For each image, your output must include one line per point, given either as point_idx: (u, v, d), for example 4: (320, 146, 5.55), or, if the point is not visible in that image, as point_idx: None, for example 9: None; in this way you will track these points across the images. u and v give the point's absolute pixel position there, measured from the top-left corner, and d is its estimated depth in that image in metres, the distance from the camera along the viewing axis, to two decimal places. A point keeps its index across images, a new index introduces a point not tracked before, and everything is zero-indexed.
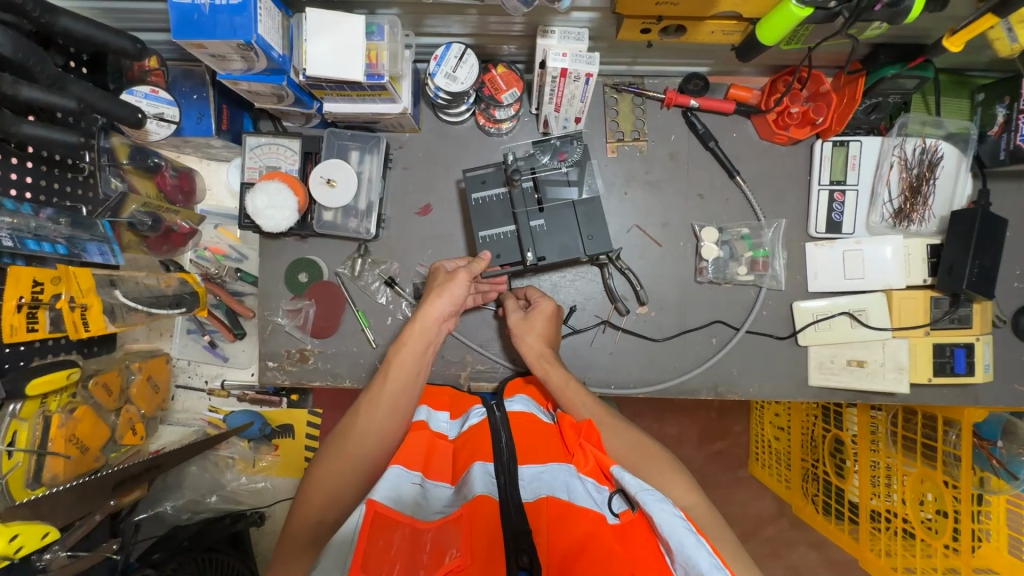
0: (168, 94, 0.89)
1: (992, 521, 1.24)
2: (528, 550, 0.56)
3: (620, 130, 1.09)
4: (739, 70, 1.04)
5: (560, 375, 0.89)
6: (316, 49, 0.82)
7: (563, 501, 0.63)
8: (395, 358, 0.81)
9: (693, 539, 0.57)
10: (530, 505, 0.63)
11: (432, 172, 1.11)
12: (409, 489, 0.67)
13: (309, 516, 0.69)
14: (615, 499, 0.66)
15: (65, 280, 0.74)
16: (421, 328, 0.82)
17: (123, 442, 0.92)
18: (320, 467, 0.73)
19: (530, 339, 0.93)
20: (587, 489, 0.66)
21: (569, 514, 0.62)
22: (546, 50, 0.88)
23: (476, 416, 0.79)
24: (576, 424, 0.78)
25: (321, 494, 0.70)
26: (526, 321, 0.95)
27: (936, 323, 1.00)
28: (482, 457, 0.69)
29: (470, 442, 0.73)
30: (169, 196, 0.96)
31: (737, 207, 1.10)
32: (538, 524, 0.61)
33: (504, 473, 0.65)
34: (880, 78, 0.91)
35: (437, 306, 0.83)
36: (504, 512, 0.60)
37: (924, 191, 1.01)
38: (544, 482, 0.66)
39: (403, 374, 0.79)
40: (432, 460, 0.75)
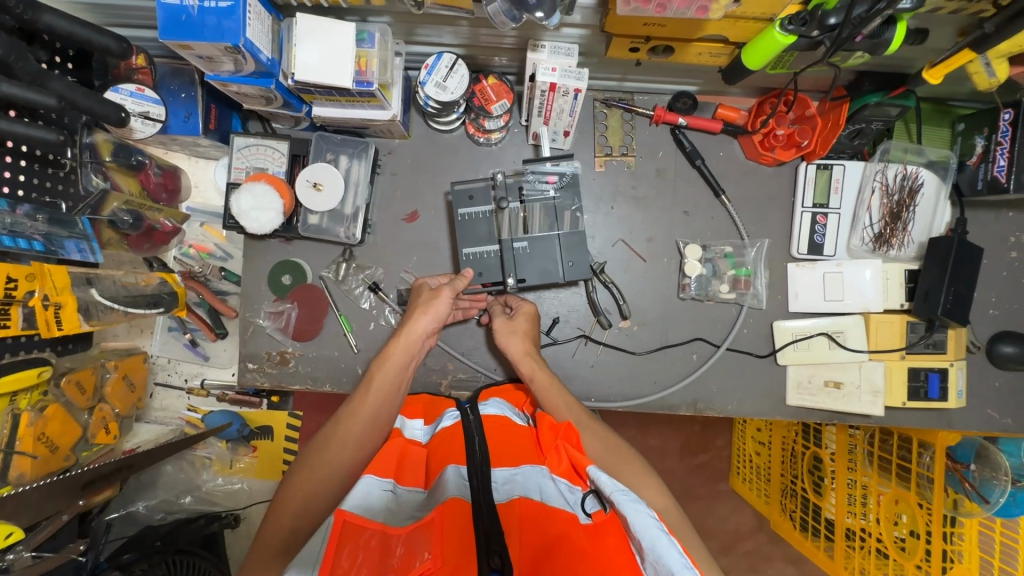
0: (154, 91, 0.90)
1: (964, 542, 1.26)
2: (500, 551, 0.54)
3: (608, 145, 1.10)
4: (727, 91, 1.06)
5: (542, 375, 0.90)
6: (305, 53, 0.82)
7: (536, 503, 0.62)
8: (378, 371, 0.82)
9: (663, 539, 0.56)
10: (502, 505, 0.62)
11: (420, 180, 1.11)
12: (380, 496, 0.66)
13: (282, 525, 0.67)
14: (589, 499, 0.65)
15: (39, 278, 0.73)
16: (403, 343, 0.85)
17: (95, 441, 0.91)
18: (296, 476, 0.72)
19: (513, 342, 0.94)
20: (560, 490, 0.66)
21: (539, 514, 0.61)
22: (536, 64, 0.89)
23: (450, 418, 0.78)
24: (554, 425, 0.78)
25: (295, 503, 0.69)
26: (509, 324, 0.96)
27: (912, 347, 1.02)
28: (455, 459, 0.67)
29: (443, 445, 0.72)
30: (153, 194, 0.96)
31: (722, 225, 1.11)
32: (510, 526, 0.60)
33: (476, 474, 0.64)
34: (863, 105, 0.92)
35: (420, 323, 0.87)
36: (475, 510, 0.58)
37: (904, 216, 1.03)
38: (516, 485, 0.64)
39: (382, 387, 0.80)
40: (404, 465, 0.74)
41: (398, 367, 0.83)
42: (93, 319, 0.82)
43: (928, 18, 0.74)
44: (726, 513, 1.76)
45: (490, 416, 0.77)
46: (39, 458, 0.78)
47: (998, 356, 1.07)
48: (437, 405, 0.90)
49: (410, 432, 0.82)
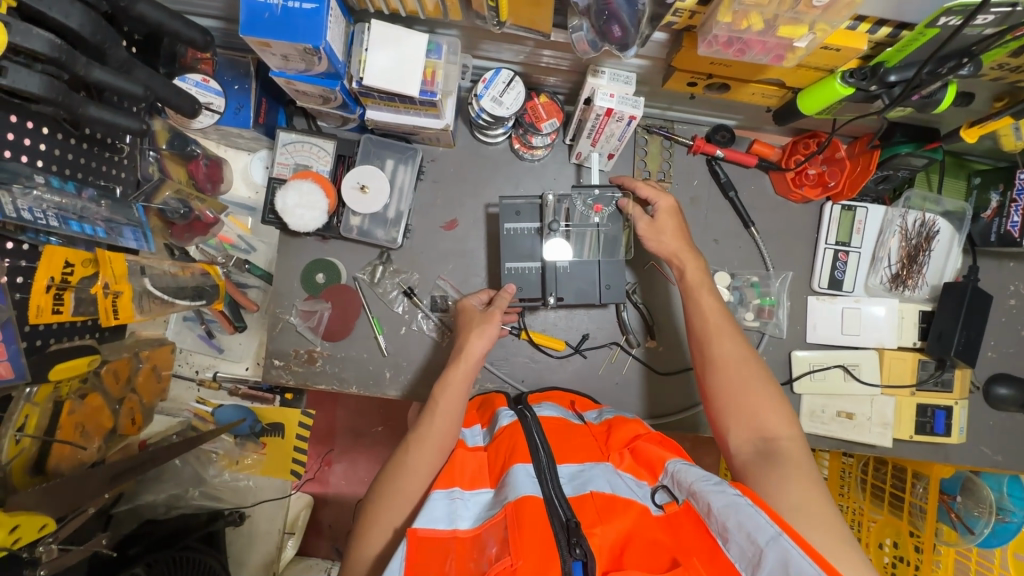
0: (217, 83, 0.94)
1: (942, 569, 1.33)
2: (581, 543, 0.61)
3: (646, 170, 1.14)
4: (763, 127, 1.11)
5: (696, 272, 0.93)
6: (376, 59, 0.83)
7: (607, 495, 0.67)
8: (439, 396, 0.87)
9: (752, 511, 0.62)
10: (575, 500, 0.68)
11: (462, 190, 1.12)
12: (446, 505, 0.70)
13: (367, 548, 0.77)
14: (659, 493, 0.71)
15: (101, 264, 0.72)
16: (463, 367, 0.89)
17: (122, 433, 0.89)
18: (375, 502, 0.80)
19: (666, 237, 0.96)
20: (628, 484, 0.72)
21: (611, 506, 0.66)
22: (595, 89, 0.92)
23: (506, 418, 0.85)
24: (605, 427, 0.86)
25: (377, 528, 0.77)
26: (656, 226, 0.97)
27: (921, 384, 1.08)
28: (520, 459, 0.72)
29: (506, 446, 0.77)
30: (199, 184, 0.95)
31: (749, 255, 1.15)
32: (587, 517, 0.65)
33: (546, 474, 0.71)
34: (894, 154, 0.96)
35: (475, 347, 0.91)
36: (550, 508, 0.65)
37: (920, 260, 1.10)
38: (585, 480, 0.71)
39: (446, 411, 0.84)
40: (463, 470, 0.77)
41: (457, 391, 0.86)
42: (143, 308, 0.81)
43: (971, 82, 0.80)
44: None
45: (547, 417, 0.87)
46: (76, 448, 0.77)
47: (994, 397, 1.15)
48: (488, 407, 0.95)
49: (469, 436, 0.86)
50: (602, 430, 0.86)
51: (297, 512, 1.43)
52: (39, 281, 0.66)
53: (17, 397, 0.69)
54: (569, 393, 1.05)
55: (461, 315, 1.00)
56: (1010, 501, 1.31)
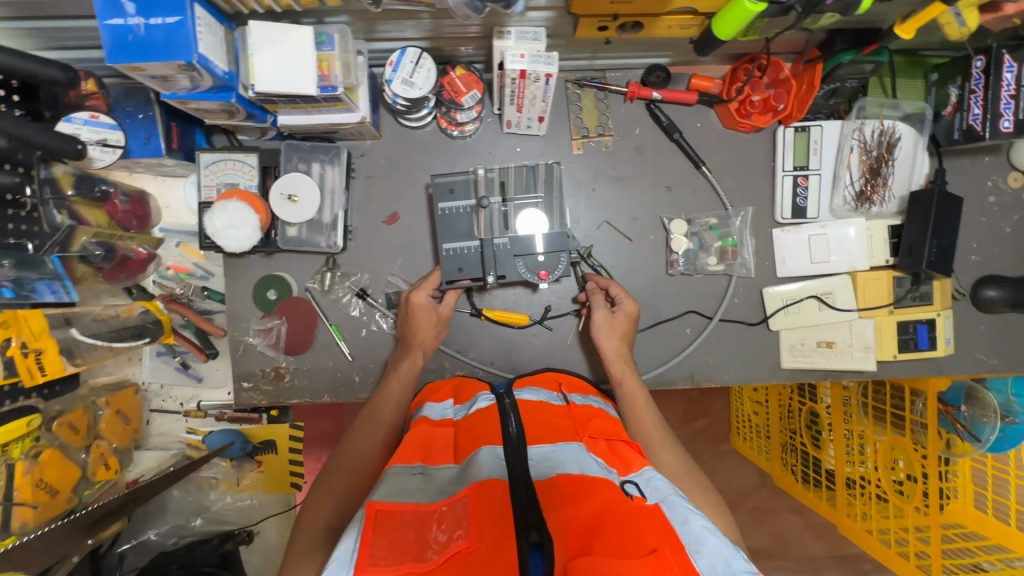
0: (109, 117, 0.90)
1: (959, 478, 1.50)
2: (537, 528, 0.60)
3: (584, 126, 1.08)
4: (700, 59, 1.05)
5: (634, 384, 0.97)
6: (262, 62, 0.78)
7: (575, 476, 0.69)
8: (390, 388, 0.96)
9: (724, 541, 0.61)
10: (542, 487, 0.68)
11: (397, 180, 1.08)
12: (411, 479, 0.72)
13: (319, 523, 0.75)
14: (629, 484, 0.72)
15: (15, 325, 0.73)
16: (415, 355, 0.98)
17: (97, 479, 0.90)
18: (330, 478, 0.81)
19: (613, 338, 1.00)
20: (600, 465, 0.74)
21: (579, 489, 0.66)
22: (504, 52, 0.87)
23: (484, 401, 0.89)
24: (581, 412, 0.90)
25: (329, 506, 0.77)
26: (610, 320, 1.01)
27: (899, 302, 1.02)
28: (488, 442, 0.77)
29: (476, 427, 0.82)
30: (123, 223, 0.92)
31: (705, 197, 1.10)
32: (550, 500, 0.65)
33: (511, 454, 0.73)
34: (837, 64, 0.92)
35: (427, 336, 0.99)
36: (513, 493, 0.65)
37: (884, 172, 1.04)
38: (553, 461, 0.73)
39: (397, 397, 0.94)
40: (432, 446, 0.80)
41: (408, 374, 0.97)
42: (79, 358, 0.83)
43: None
44: None
45: (526, 400, 0.90)
46: (40, 505, 0.78)
47: (983, 301, 1.10)
48: (469, 388, 0.99)
49: (441, 413, 0.90)
50: (581, 415, 0.88)
51: None
52: None
53: None
54: (556, 372, 1.04)
55: (412, 312, 0.98)
56: (1018, 401, 1.27)
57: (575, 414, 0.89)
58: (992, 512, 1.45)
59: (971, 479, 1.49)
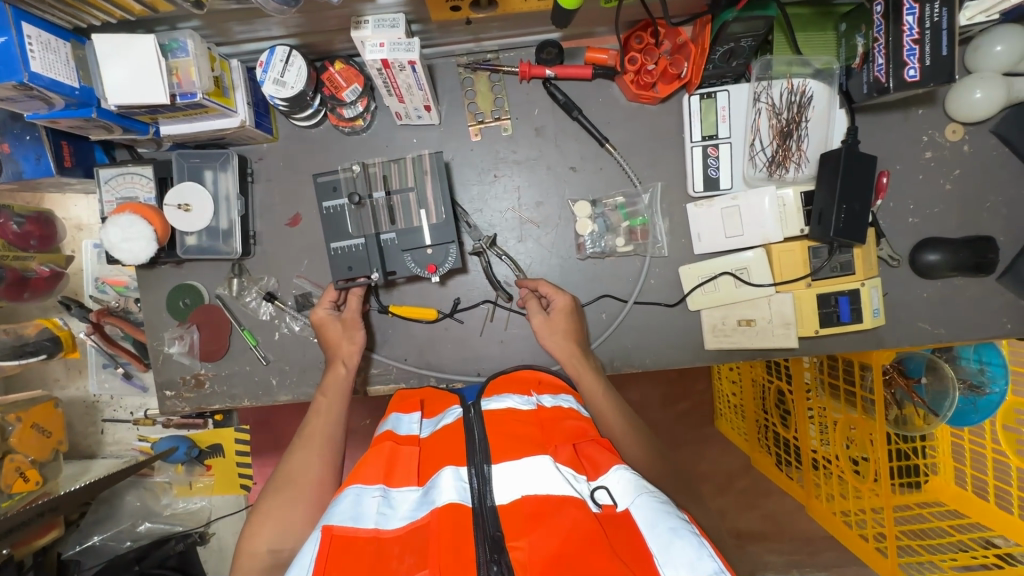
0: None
1: (939, 453, 1.37)
2: (497, 560, 0.62)
3: (480, 112, 1.05)
4: (591, 31, 0.99)
5: (592, 380, 0.93)
6: (112, 74, 0.79)
7: (541, 497, 0.66)
8: (325, 398, 0.95)
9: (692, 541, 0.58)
10: (507, 507, 0.67)
11: (296, 181, 1.08)
12: (370, 504, 0.71)
13: (259, 546, 0.77)
14: (600, 493, 0.70)
15: None
16: (342, 367, 0.98)
17: (14, 490, 0.95)
18: (268, 498, 0.82)
19: (559, 339, 0.96)
20: (567, 478, 0.70)
21: (544, 510, 0.65)
22: (363, 42, 0.84)
23: (451, 416, 0.86)
24: (550, 413, 0.84)
25: (268, 529, 0.79)
26: (551, 324, 0.97)
27: (816, 273, 0.96)
28: (453, 462, 0.74)
29: (442, 441, 0.79)
30: (19, 244, 0.96)
31: (612, 175, 1.05)
32: (514, 529, 0.64)
33: (476, 476, 0.71)
34: (722, 24, 0.85)
35: (348, 350, 0.99)
36: (477, 519, 0.66)
37: (796, 135, 0.97)
38: (520, 478, 0.69)
39: (329, 408, 0.93)
40: (395, 466, 0.78)
41: (333, 385, 0.96)
42: None
43: None
44: (715, 455, 1.76)
45: (494, 410, 0.83)
46: None
47: (923, 266, 1.02)
48: (437, 400, 0.96)
49: (407, 428, 0.88)
50: (550, 418, 0.82)
51: None
52: None
53: None
54: (533, 371, 0.97)
55: (320, 328, 1.00)
56: (990, 372, 1.25)
57: (544, 418, 0.82)
58: (971, 488, 1.31)
59: (955, 455, 1.35)
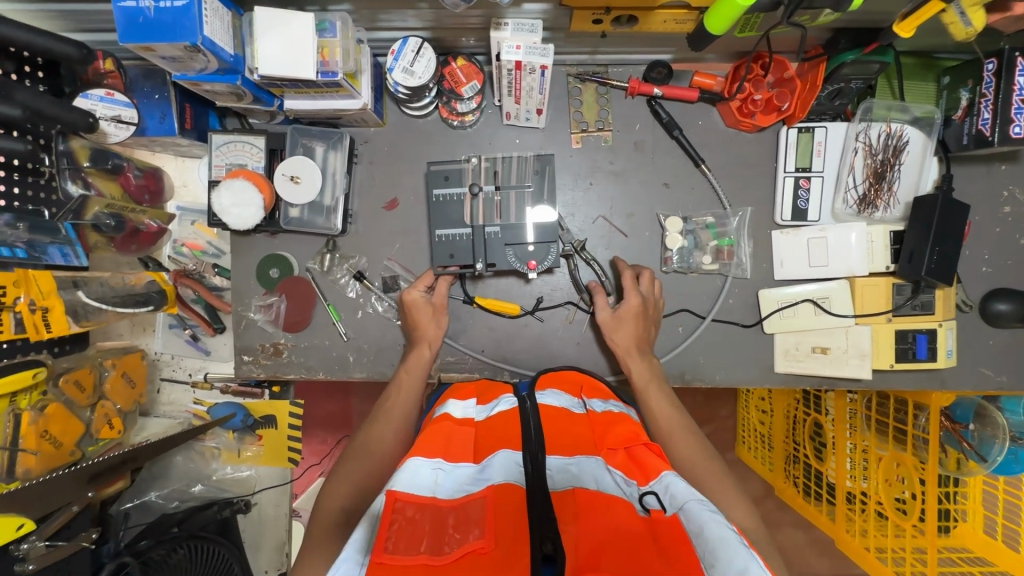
0: (124, 95, 0.93)
1: (968, 501, 1.40)
2: (551, 537, 0.60)
3: (584, 121, 1.09)
4: (702, 57, 1.04)
5: (646, 374, 0.98)
6: (267, 46, 0.83)
7: (592, 490, 0.70)
8: (404, 377, 0.98)
9: (744, 545, 0.60)
10: (558, 495, 0.70)
11: (398, 167, 1.11)
12: (428, 475, 0.73)
13: (333, 505, 0.79)
14: (648, 497, 0.71)
15: (24, 283, 0.78)
16: (425, 347, 1.01)
17: (101, 436, 0.96)
18: (343, 463, 0.85)
19: (619, 334, 1.01)
20: (617, 481, 0.74)
21: (595, 504, 0.68)
22: (500, 43, 0.88)
23: (506, 404, 0.91)
24: (603, 420, 0.89)
25: (341, 489, 0.80)
26: (616, 321, 1.02)
27: (898, 309, 1.00)
28: (509, 446, 0.78)
29: (499, 429, 0.84)
30: (136, 196, 0.98)
31: (703, 195, 1.10)
32: (567, 514, 0.66)
33: (532, 461, 0.74)
34: (840, 64, 0.90)
35: (433, 331, 1.02)
36: (529, 498, 0.67)
37: (889, 176, 1.01)
38: (571, 474, 0.74)
39: (409, 386, 0.96)
40: (453, 441, 0.81)
41: (415, 365, 0.99)
42: (82, 318, 0.87)
43: None
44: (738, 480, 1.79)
45: (548, 407, 0.90)
46: (47, 454, 0.84)
47: (991, 314, 1.05)
48: (492, 390, 1.00)
49: (462, 412, 0.92)
50: (602, 424, 0.88)
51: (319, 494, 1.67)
52: None
53: None
54: (579, 376, 1.04)
55: (410, 309, 1.02)
56: None
57: (596, 422, 0.89)
58: (1001, 538, 1.33)
59: (982, 502, 1.39)
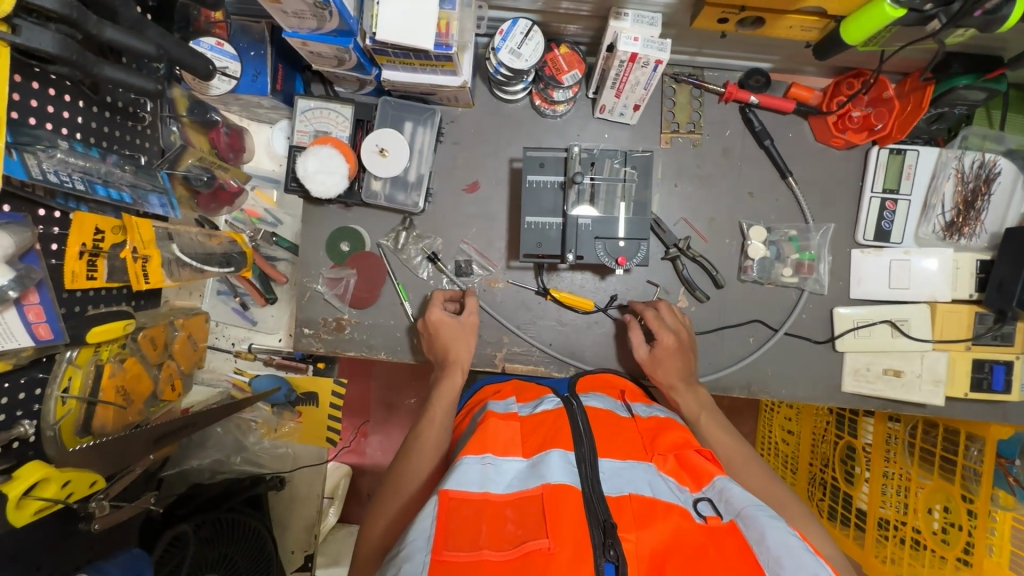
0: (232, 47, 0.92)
1: (996, 536, 1.21)
2: (614, 544, 0.61)
3: (675, 121, 1.08)
4: (802, 69, 1.04)
5: (695, 403, 0.96)
6: (388, 12, 0.81)
7: (647, 497, 0.67)
8: (438, 402, 0.94)
9: (811, 560, 0.58)
10: (613, 500, 0.67)
11: (482, 150, 1.09)
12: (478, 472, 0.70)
13: (372, 543, 0.78)
14: (702, 503, 0.70)
15: (128, 230, 0.76)
16: (456, 374, 0.98)
17: (163, 398, 0.92)
18: (381, 499, 0.83)
19: (659, 371, 0.99)
20: (671, 487, 0.71)
21: (651, 510, 0.65)
22: (618, 34, 0.87)
23: (550, 404, 0.86)
24: (648, 428, 0.85)
25: (376, 526, 0.80)
26: (654, 359, 0.99)
27: (978, 338, 1.01)
28: (560, 446, 0.73)
29: (549, 426, 0.79)
30: (222, 153, 0.99)
31: (787, 207, 1.09)
32: (625, 521, 0.64)
33: (583, 462, 0.71)
34: (950, 88, 0.89)
35: (463, 352, 1.00)
36: (589, 504, 0.65)
37: (977, 205, 1.01)
38: (626, 479, 0.70)
39: (441, 412, 0.92)
40: (497, 439, 0.75)
41: (449, 391, 0.95)
42: (174, 275, 0.86)
43: None
44: None
45: (594, 408, 0.87)
46: (120, 409, 0.81)
47: None
48: (532, 390, 0.96)
49: (505, 407, 0.86)
50: (650, 429, 0.84)
51: (337, 480, 1.61)
52: (73, 247, 0.69)
53: (59, 361, 0.73)
54: (618, 377, 1.03)
55: (435, 329, 1.01)
56: None
57: (643, 429, 0.84)
58: None
59: (1011, 539, 1.19)
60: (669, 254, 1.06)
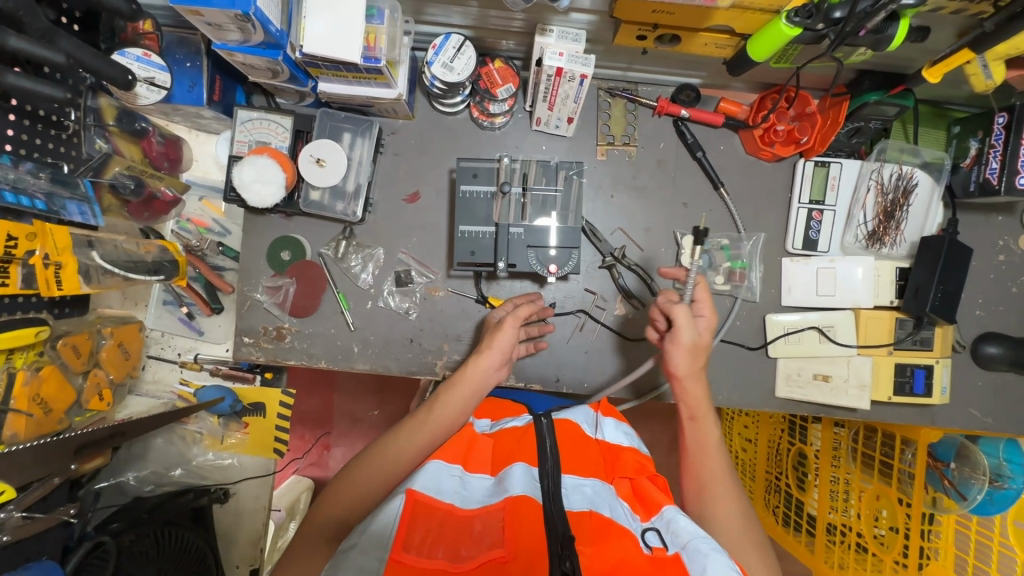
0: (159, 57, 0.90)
1: (941, 539, 1.24)
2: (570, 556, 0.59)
3: (610, 134, 1.11)
4: (730, 85, 1.08)
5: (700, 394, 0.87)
6: (314, 26, 0.83)
7: (605, 517, 0.68)
8: (446, 390, 0.87)
9: None
10: (574, 515, 0.68)
11: (423, 160, 1.11)
12: (448, 481, 0.74)
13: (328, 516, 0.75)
14: (649, 533, 0.68)
15: (41, 237, 0.79)
16: (479, 368, 0.88)
17: (89, 406, 0.92)
18: (356, 468, 0.80)
19: (692, 363, 0.87)
20: (625, 514, 0.71)
21: (605, 531, 0.65)
22: (544, 49, 0.90)
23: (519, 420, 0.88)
24: (608, 449, 0.86)
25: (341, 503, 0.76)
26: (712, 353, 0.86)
27: (900, 343, 1.04)
28: (523, 459, 0.76)
29: (517, 442, 0.81)
30: (155, 162, 0.99)
31: (719, 217, 1.12)
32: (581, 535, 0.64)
33: (546, 477, 0.72)
34: (863, 103, 0.94)
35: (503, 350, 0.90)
36: (549, 519, 0.65)
37: (898, 215, 1.05)
38: (584, 496, 0.71)
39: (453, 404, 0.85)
40: (471, 455, 0.81)
41: (471, 387, 0.87)
42: (93, 280, 0.88)
43: (928, 16, 0.77)
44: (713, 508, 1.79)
45: (562, 422, 0.87)
46: (36, 417, 0.82)
47: (982, 356, 1.10)
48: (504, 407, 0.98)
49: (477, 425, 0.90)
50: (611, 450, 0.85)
51: (296, 494, 1.57)
52: None
53: None
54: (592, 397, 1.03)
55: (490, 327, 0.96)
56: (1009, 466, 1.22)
57: (606, 450, 0.86)
58: None
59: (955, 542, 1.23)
60: (606, 262, 1.09)
